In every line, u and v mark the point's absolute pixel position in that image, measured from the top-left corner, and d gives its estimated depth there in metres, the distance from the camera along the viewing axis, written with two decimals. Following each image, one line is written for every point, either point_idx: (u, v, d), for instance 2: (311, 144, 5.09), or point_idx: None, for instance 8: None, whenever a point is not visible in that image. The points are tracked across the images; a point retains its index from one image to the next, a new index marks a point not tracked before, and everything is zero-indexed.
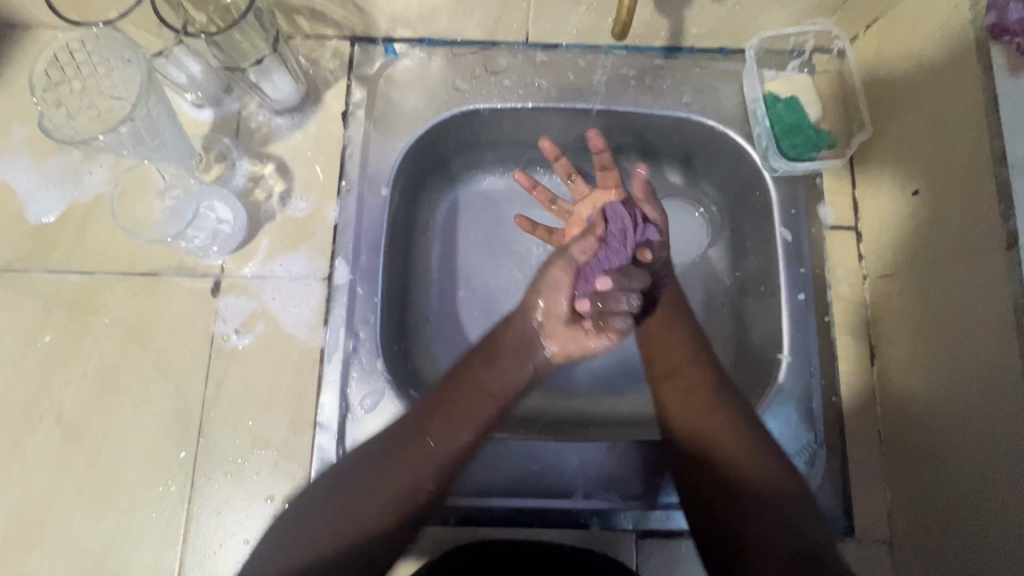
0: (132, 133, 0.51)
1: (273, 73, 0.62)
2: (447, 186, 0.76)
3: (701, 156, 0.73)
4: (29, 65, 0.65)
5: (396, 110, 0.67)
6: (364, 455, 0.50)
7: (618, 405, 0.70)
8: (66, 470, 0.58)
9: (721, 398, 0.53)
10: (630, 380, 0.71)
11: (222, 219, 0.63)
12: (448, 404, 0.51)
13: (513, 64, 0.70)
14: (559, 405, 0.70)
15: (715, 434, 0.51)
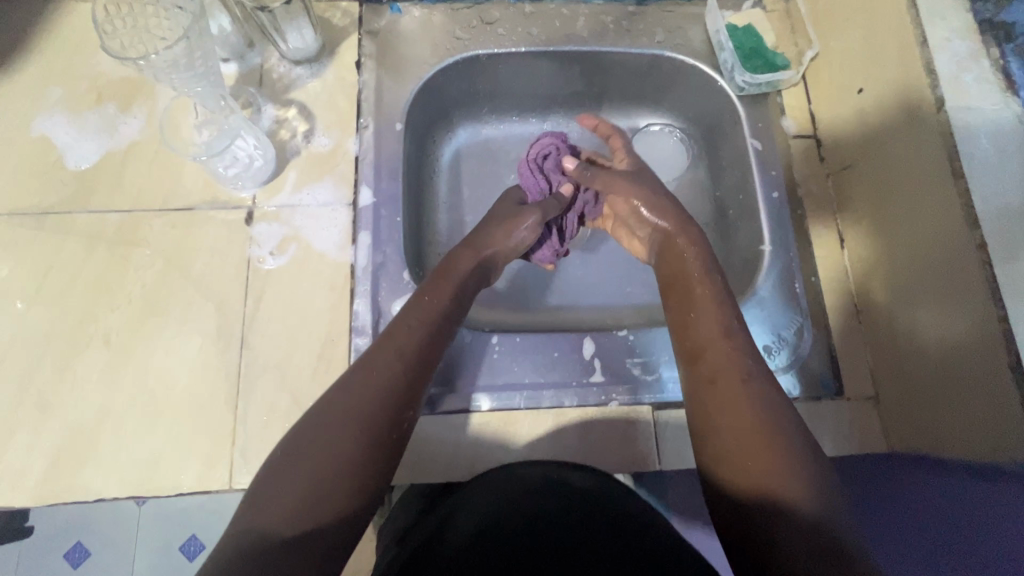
0: (184, 53, 0.58)
1: (299, 22, 0.69)
2: (450, 133, 0.85)
3: (676, 90, 0.83)
4: (70, 34, 0.73)
5: (404, 59, 0.76)
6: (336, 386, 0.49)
7: (620, 314, 0.78)
8: (118, 386, 0.61)
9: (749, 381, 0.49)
10: (629, 291, 0.79)
11: (252, 151, 0.68)
12: (411, 338, 0.53)
13: (505, 15, 0.78)
14: (568, 316, 0.77)
15: (735, 401, 0.47)
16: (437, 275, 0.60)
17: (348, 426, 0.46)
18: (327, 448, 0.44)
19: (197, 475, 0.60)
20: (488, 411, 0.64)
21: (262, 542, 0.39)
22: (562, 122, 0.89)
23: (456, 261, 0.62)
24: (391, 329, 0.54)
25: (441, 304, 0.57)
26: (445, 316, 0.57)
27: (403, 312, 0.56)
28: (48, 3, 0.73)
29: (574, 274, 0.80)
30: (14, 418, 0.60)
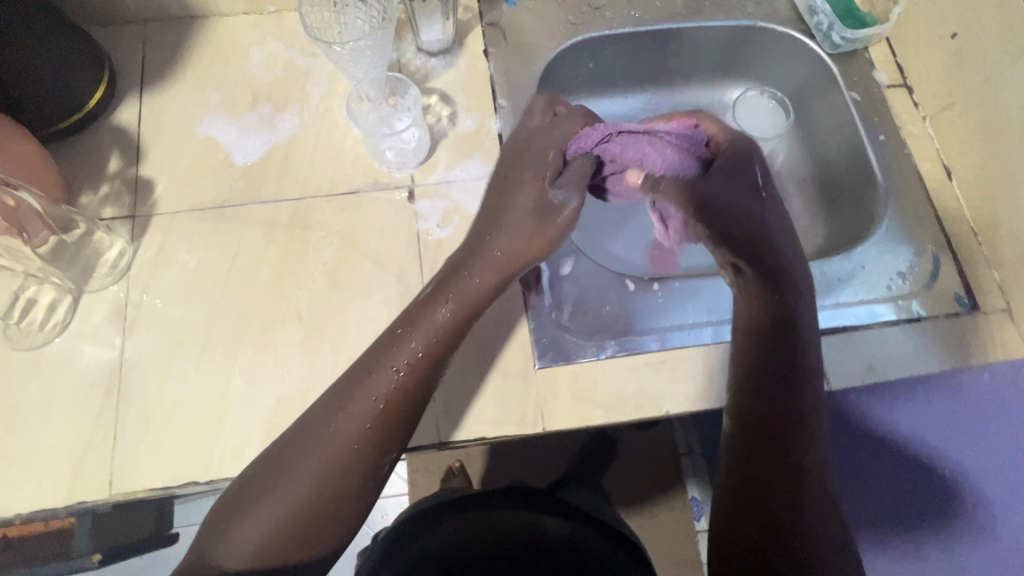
0: (365, 49, 0.65)
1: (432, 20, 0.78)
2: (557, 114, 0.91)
3: (764, 57, 0.90)
4: (219, 45, 0.78)
5: (526, 46, 0.82)
6: (312, 411, 0.56)
7: None
8: (317, 357, 0.65)
9: (763, 404, 0.57)
10: None
11: (404, 131, 0.74)
12: (394, 380, 0.56)
13: (610, 1, 0.85)
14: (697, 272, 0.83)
15: (740, 416, 0.58)
16: (424, 304, 0.60)
17: (305, 457, 0.53)
18: (290, 478, 0.53)
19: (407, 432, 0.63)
20: (663, 350, 0.67)
21: (226, 551, 0.52)
22: (655, 98, 0.95)
23: (459, 272, 0.62)
24: (367, 369, 0.57)
25: (426, 340, 0.58)
26: (431, 350, 0.58)
27: (383, 348, 0.58)
28: (195, 20, 0.79)
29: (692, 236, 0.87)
30: (227, 393, 0.63)
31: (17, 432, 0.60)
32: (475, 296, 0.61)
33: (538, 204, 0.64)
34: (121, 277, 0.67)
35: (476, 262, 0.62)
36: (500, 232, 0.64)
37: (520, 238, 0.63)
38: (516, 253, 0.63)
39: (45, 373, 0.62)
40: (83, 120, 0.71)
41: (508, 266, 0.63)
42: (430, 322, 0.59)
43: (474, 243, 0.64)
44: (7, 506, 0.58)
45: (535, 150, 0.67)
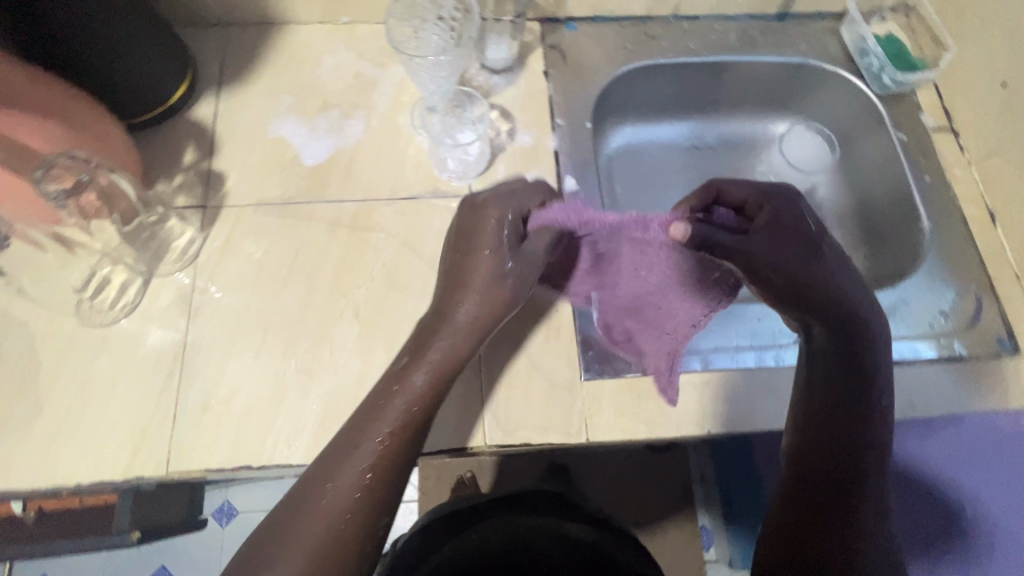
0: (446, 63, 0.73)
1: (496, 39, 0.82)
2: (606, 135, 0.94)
3: (811, 94, 0.94)
4: (294, 52, 0.82)
5: (584, 69, 0.85)
6: (304, 479, 0.51)
7: None
8: (370, 354, 0.67)
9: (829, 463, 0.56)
10: None
11: (467, 142, 0.77)
12: (380, 452, 0.51)
13: (667, 31, 0.89)
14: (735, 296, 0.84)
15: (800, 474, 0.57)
16: (402, 369, 0.55)
17: (313, 526, 0.48)
18: (297, 554, 0.47)
19: (454, 433, 0.64)
20: (706, 371, 0.68)
21: None
22: (700, 125, 0.98)
23: (436, 335, 0.56)
24: (353, 442, 0.52)
25: (408, 408, 0.53)
26: (411, 417, 0.53)
27: (370, 418, 0.53)
28: (272, 26, 0.83)
29: None
30: (283, 383, 0.65)
31: (84, 405, 0.62)
32: (453, 357, 0.55)
33: (492, 271, 0.57)
34: (189, 264, 0.69)
35: (444, 329, 0.56)
36: (465, 300, 0.56)
37: (480, 310, 0.56)
38: (482, 318, 0.56)
39: (114, 351, 0.65)
40: (165, 113, 0.75)
41: (475, 332, 0.56)
42: (408, 390, 0.54)
43: (437, 309, 0.57)
44: (71, 477, 0.60)
45: (471, 223, 0.59)
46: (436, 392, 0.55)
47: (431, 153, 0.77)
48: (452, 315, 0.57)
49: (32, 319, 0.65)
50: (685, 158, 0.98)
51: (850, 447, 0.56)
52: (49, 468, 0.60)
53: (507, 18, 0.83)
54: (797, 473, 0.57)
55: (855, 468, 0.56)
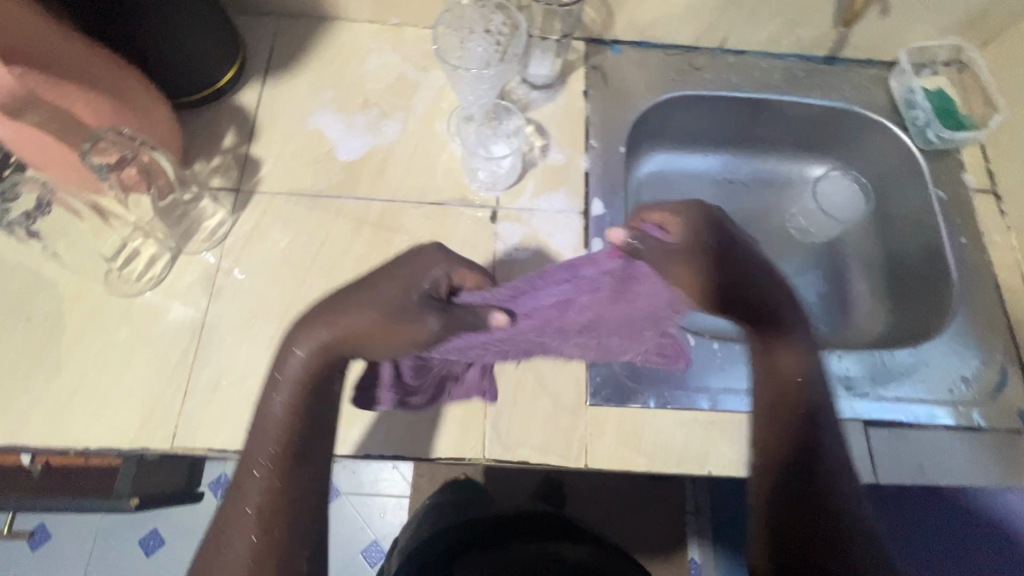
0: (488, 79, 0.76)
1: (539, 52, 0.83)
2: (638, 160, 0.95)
3: (852, 141, 0.92)
4: (341, 48, 0.84)
5: (625, 93, 0.85)
6: (225, 496, 0.54)
7: None
8: None
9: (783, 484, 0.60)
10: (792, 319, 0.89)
11: (499, 154, 0.77)
12: (259, 484, 0.53)
13: (711, 63, 0.88)
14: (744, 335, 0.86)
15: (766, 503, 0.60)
16: (270, 384, 0.55)
17: (243, 536, 0.51)
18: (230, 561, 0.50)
19: (454, 443, 0.64)
20: (714, 412, 0.68)
21: None
22: (733, 159, 0.99)
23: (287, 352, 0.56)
24: (247, 470, 0.53)
25: (290, 421, 0.54)
26: (286, 440, 0.54)
27: (249, 453, 0.54)
28: (322, 20, 0.85)
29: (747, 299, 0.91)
30: None
31: (101, 372, 0.64)
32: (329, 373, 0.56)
33: (388, 300, 0.56)
34: (217, 245, 0.71)
35: (308, 334, 0.55)
36: (344, 314, 0.55)
37: (352, 328, 0.55)
38: (348, 330, 0.55)
39: (135, 322, 0.67)
40: (211, 96, 0.77)
41: (338, 349, 0.55)
42: (273, 403, 0.55)
43: (302, 324, 0.56)
44: (79, 440, 0.62)
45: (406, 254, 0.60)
46: (315, 399, 0.55)
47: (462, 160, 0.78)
48: (328, 325, 0.55)
49: (62, 282, 0.67)
50: (714, 190, 0.98)
51: (793, 495, 0.59)
52: (61, 429, 0.62)
53: (553, 37, 0.83)
54: (770, 529, 0.59)
55: (812, 517, 0.58)
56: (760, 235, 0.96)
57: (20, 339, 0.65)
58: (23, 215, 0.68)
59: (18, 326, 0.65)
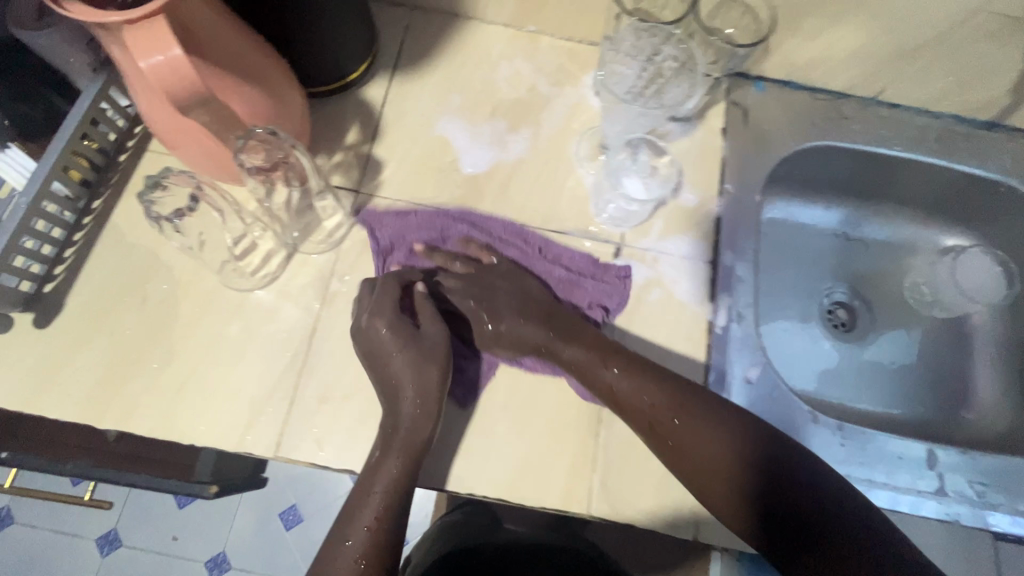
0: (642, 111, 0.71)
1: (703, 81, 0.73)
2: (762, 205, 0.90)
3: (1000, 215, 0.85)
4: (472, 49, 0.80)
5: (766, 137, 0.80)
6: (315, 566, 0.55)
7: (894, 413, 0.85)
8: (491, 387, 0.65)
9: (696, 442, 0.58)
10: (902, 397, 0.86)
11: (635, 197, 0.73)
12: (367, 535, 0.55)
13: (861, 114, 0.81)
14: (844, 406, 0.86)
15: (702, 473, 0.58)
16: (374, 465, 0.58)
17: None
18: None
19: (561, 493, 0.62)
20: None
21: None
22: (860, 214, 0.92)
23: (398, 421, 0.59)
24: (341, 537, 0.56)
25: (394, 473, 0.57)
26: (398, 488, 0.57)
27: (346, 519, 0.57)
28: (456, 17, 0.80)
29: (853, 370, 0.88)
30: None
31: (210, 366, 0.63)
32: (416, 434, 0.58)
33: (407, 361, 0.61)
34: (334, 248, 0.68)
35: (396, 420, 0.59)
36: (405, 406, 0.59)
37: (418, 386, 0.60)
38: (426, 413, 0.59)
39: (247, 319, 0.65)
40: (339, 88, 0.73)
41: (429, 416, 0.59)
42: (381, 474, 0.57)
43: (385, 396, 0.61)
44: (186, 436, 0.60)
45: (377, 338, 0.62)
46: (399, 473, 0.57)
47: (591, 194, 0.74)
48: (398, 408, 0.60)
49: (179, 267, 0.66)
50: (834, 245, 0.93)
51: (729, 446, 0.58)
52: (168, 420, 0.61)
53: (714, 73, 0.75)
54: (727, 481, 0.57)
55: (753, 454, 0.57)
56: (874, 303, 0.92)
57: (133, 320, 0.64)
58: (174, 213, 0.64)
59: (132, 307, 0.64)
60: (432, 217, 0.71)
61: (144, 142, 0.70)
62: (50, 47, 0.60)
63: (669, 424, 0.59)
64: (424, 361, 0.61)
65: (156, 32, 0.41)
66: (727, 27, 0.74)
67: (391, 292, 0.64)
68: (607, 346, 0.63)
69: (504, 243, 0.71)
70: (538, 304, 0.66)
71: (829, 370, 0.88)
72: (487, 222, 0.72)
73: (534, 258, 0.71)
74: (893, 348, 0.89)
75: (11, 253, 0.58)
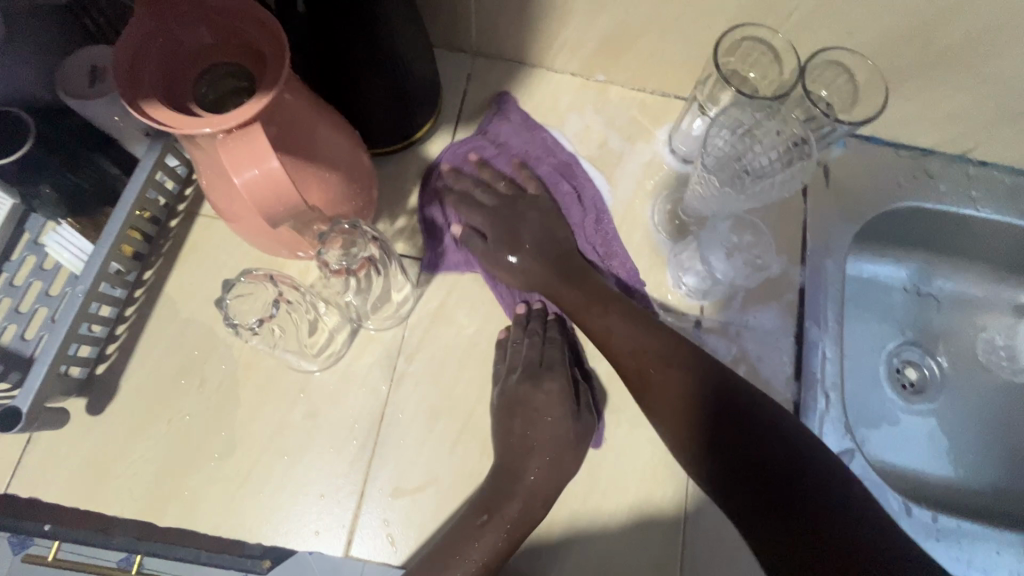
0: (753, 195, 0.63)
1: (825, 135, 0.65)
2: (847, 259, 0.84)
3: None
4: (537, 100, 0.75)
5: (852, 196, 0.74)
6: None
7: (994, 488, 0.77)
8: (570, 477, 0.61)
9: (661, 382, 0.58)
10: (1004, 471, 0.78)
11: (721, 274, 0.68)
12: None
13: (947, 172, 0.77)
14: (936, 482, 0.77)
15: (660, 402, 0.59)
16: (477, 527, 0.56)
17: None
18: None
19: None
20: None
21: None
22: (937, 270, 0.85)
23: (523, 477, 0.58)
24: None
25: (494, 545, 0.56)
26: (495, 555, 0.56)
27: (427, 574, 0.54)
28: (521, 65, 0.75)
29: (935, 429, 0.80)
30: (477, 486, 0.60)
31: (275, 456, 0.59)
32: (527, 516, 0.57)
33: (558, 434, 0.61)
34: (401, 323, 0.64)
35: (514, 488, 0.58)
36: (529, 477, 0.58)
37: (548, 440, 0.60)
38: (548, 488, 0.59)
39: (312, 403, 0.61)
40: (402, 147, 0.69)
41: (543, 500, 0.58)
42: (482, 542, 0.56)
43: (513, 453, 0.59)
44: (252, 533, 0.57)
45: (521, 391, 0.62)
46: (503, 537, 0.56)
47: (670, 260, 0.70)
48: (522, 477, 0.58)
49: (237, 346, 0.62)
50: (913, 303, 0.85)
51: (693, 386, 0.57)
52: (234, 515, 0.57)
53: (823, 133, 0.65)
54: (679, 411, 0.58)
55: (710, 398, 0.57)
56: (946, 364, 0.83)
57: (192, 406, 0.60)
58: (253, 319, 0.53)
59: (190, 391, 0.60)
60: (545, 144, 0.73)
61: (195, 206, 0.66)
62: (106, 115, 0.56)
63: (638, 358, 0.60)
64: (559, 418, 0.61)
65: (253, 146, 0.38)
66: (821, 88, 0.66)
67: (540, 350, 0.64)
68: (608, 294, 0.63)
69: (576, 202, 0.71)
70: (555, 249, 0.66)
71: (911, 432, 0.80)
72: (580, 178, 0.72)
73: (588, 225, 0.71)
74: (990, 411, 0.81)
75: (68, 343, 0.54)
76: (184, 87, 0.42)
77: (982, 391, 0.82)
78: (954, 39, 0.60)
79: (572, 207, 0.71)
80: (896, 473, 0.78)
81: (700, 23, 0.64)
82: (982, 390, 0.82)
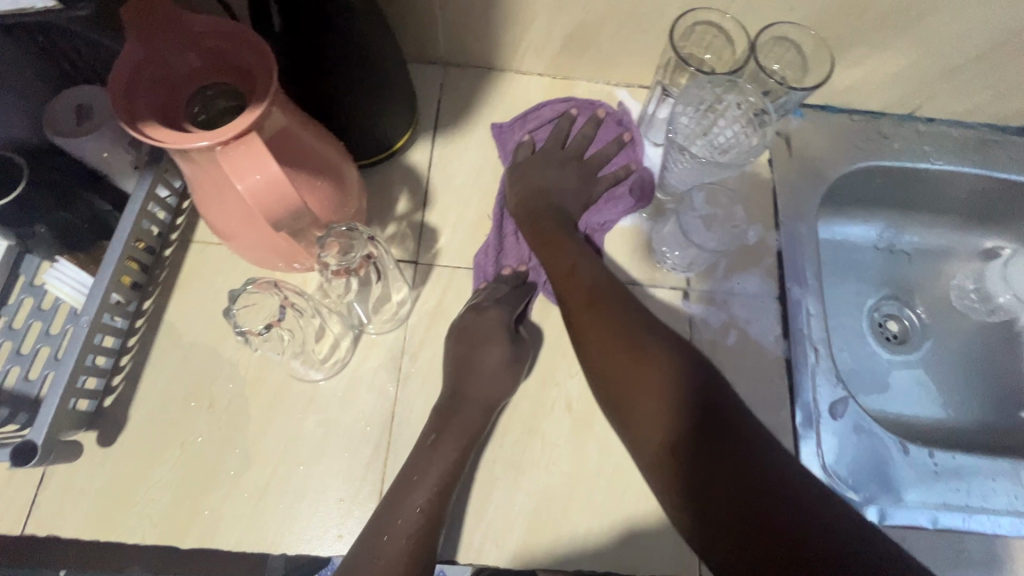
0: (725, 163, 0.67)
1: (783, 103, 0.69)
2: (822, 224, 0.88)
3: None
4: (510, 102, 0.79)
5: (816, 161, 0.79)
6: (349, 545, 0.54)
7: (982, 425, 0.80)
8: (582, 453, 0.64)
9: (607, 319, 0.58)
10: (990, 408, 0.81)
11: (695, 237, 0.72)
12: (418, 515, 0.54)
13: (899, 132, 0.82)
14: (928, 423, 0.80)
15: (601, 337, 0.58)
16: (430, 446, 0.58)
17: None
18: None
19: (669, 558, 0.61)
20: (933, 529, 0.65)
21: None
22: (904, 226, 0.89)
23: (467, 383, 0.62)
24: (404, 495, 0.55)
25: (445, 459, 0.57)
26: (450, 470, 0.57)
27: (397, 492, 0.56)
28: (491, 70, 0.79)
29: (916, 374, 0.84)
30: (493, 474, 0.62)
31: (290, 467, 0.60)
32: (474, 421, 0.60)
33: (497, 350, 0.63)
34: (401, 324, 0.66)
35: (466, 398, 0.61)
36: (472, 386, 0.61)
37: (485, 354, 0.63)
38: (489, 395, 0.62)
39: (323, 411, 0.62)
40: (385, 157, 0.71)
41: (486, 408, 0.61)
42: (444, 456, 0.57)
43: (458, 362, 0.63)
44: (275, 544, 0.58)
45: (466, 315, 0.65)
46: (441, 447, 0.58)
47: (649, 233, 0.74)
48: (472, 404, 0.61)
49: (243, 363, 0.63)
50: (885, 257, 0.89)
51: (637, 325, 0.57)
52: (255, 530, 0.58)
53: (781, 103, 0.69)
54: (620, 345, 0.56)
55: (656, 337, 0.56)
56: (924, 314, 0.88)
57: (203, 428, 0.61)
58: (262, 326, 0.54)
59: (199, 413, 0.61)
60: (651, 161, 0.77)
61: (188, 233, 0.67)
62: (95, 151, 0.57)
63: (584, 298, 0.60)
64: (497, 333, 0.64)
65: (252, 149, 0.40)
66: (773, 62, 0.71)
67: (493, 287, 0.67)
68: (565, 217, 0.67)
69: (618, 202, 0.74)
70: (527, 191, 0.71)
71: (897, 380, 0.84)
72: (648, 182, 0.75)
73: (607, 211, 0.74)
74: (971, 353, 0.85)
75: (76, 376, 0.54)
76: (177, 107, 0.44)
77: (962, 335, 0.86)
78: (887, 6, 0.65)
79: (611, 205, 0.74)
80: (890, 419, 0.81)
81: (653, 14, 0.68)
82: (962, 335, 0.86)
